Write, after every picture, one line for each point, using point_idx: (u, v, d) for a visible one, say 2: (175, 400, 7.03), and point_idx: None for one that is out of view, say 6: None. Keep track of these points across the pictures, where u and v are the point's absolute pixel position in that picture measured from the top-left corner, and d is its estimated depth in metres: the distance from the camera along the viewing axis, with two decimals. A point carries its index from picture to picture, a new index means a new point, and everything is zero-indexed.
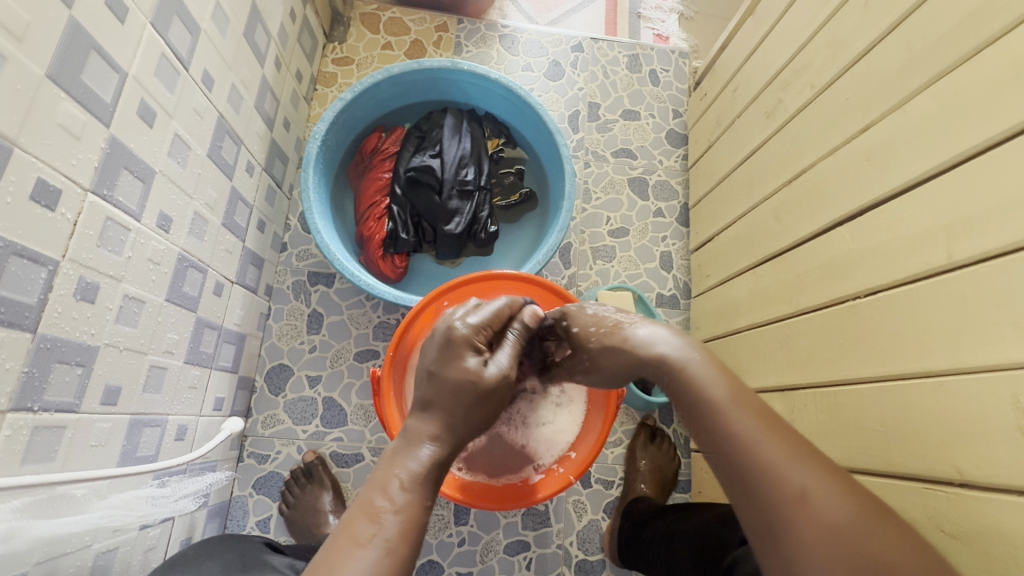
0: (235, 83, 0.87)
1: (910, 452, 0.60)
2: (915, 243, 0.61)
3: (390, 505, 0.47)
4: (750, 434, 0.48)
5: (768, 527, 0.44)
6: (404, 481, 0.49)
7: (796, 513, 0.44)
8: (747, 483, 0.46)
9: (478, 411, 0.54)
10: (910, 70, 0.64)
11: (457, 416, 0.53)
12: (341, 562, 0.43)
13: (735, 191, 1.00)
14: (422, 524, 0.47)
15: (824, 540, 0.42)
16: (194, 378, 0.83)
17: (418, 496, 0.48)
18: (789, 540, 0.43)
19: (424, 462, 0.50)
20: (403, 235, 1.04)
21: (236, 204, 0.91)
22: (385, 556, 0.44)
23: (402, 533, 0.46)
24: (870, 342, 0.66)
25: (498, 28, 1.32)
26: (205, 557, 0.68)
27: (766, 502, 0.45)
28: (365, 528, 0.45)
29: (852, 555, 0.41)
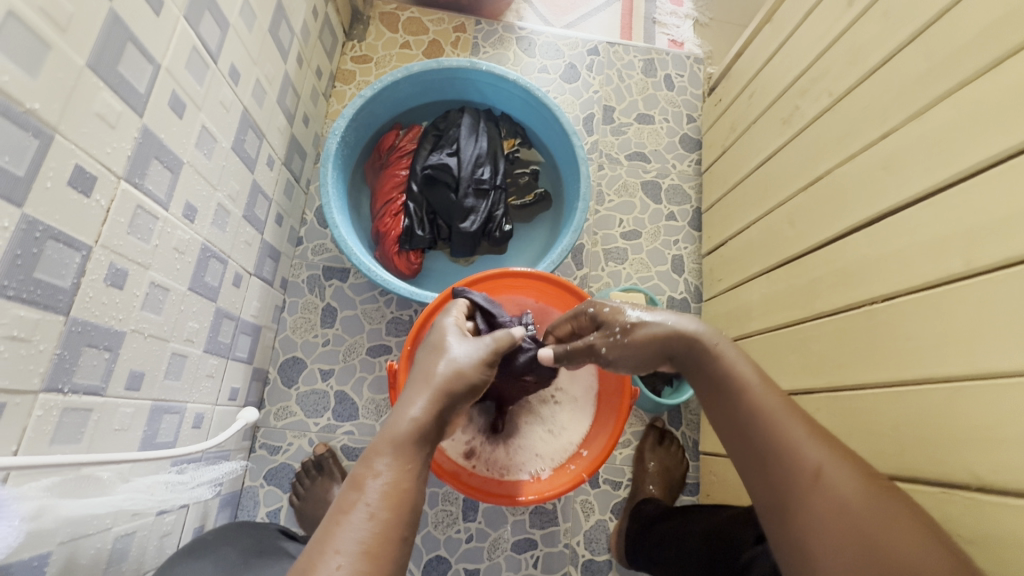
0: (259, 78, 0.88)
1: (927, 459, 0.60)
2: (933, 250, 0.62)
3: (371, 472, 0.47)
4: (771, 418, 0.53)
5: (781, 501, 0.49)
6: (385, 448, 0.48)
7: (807, 493, 0.48)
8: (765, 459, 0.51)
9: (462, 364, 0.56)
10: (930, 79, 0.65)
11: (441, 372, 0.55)
12: (325, 531, 0.43)
13: (749, 196, 1.01)
14: (406, 489, 0.47)
15: (836, 515, 0.46)
16: (211, 368, 0.84)
17: (400, 460, 0.48)
18: (801, 513, 0.48)
19: (405, 424, 0.50)
20: (418, 231, 1.05)
21: (256, 197, 0.92)
22: (368, 520, 0.44)
23: (383, 498, 0.45)
24: (886, 348, 0.66)
25: (515, 31, 1.33)
26: (223, 543, 0.69)
27: (779, 480, 0.50)
28: (349, 495, 0.45)
29: (853, 533, 0.45)
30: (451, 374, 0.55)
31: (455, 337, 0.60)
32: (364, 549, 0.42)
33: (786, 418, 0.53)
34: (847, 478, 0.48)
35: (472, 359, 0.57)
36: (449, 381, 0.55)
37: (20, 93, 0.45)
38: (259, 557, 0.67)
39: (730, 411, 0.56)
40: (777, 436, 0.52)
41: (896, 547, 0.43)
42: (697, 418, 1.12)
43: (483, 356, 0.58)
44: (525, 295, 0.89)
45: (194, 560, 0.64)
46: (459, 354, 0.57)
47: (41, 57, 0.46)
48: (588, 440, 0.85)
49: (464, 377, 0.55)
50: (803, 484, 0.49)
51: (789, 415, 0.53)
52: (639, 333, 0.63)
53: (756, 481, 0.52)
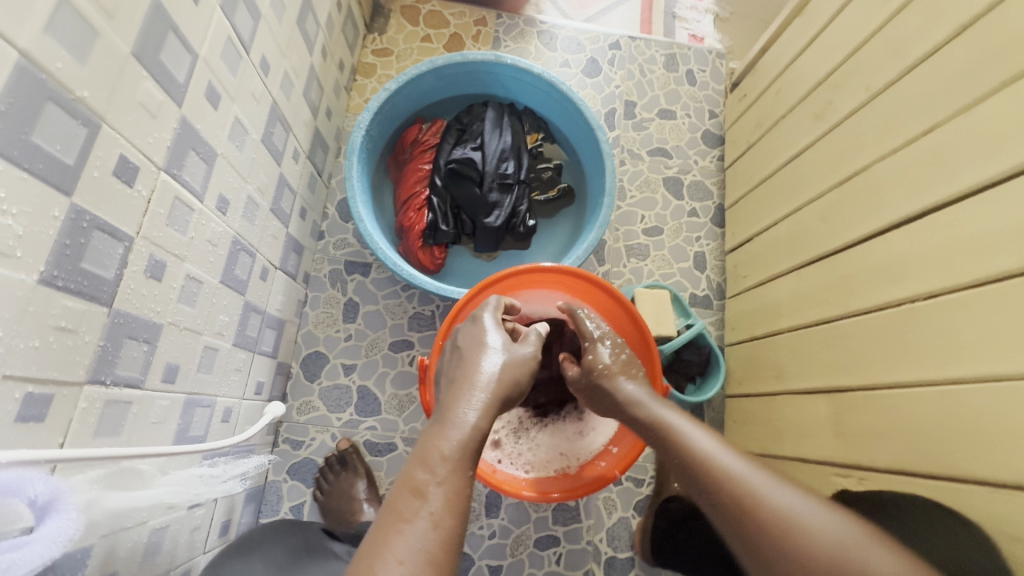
0: (287, 71, 0.87)
1: (974, 458, 0.59)
2: (979, 247, 0.61)
3: (433, 478, 0.46)
4: (681, 434, 0.59)
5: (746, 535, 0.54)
6: (441, 457, 0.48)
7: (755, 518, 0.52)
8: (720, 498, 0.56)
9: (509, 371, 0.58)
10: (977, 74, 0.64)
11: (493, 375, 0.57)
12: (386, 537, 0.42)
13: (777, 191, 1.00)
14: (466, 496, 0.46)
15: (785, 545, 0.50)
16: (240, 362, 0.84)
17: (460, 468, 0.47)
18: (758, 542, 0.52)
19: (462, 434, 0.50)
20: (442, 226, 1.04)
21: (282, 190, 0.92)
22: (432, 529, 0.43)
23: (446, 506, 0.45)
24: (929, 346, 0.65)
25: (536, 24, 1.32)
26: (270, 541, 0.69)
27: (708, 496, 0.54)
28: (409, 502, 0.44)
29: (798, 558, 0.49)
30: (502, 384, 0.56)
31: (499, 338, 0.62)
32: (428, 558, 0.42)
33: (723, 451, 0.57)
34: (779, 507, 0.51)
35: (516, 362, 0.60)
36: (502, 389, 0.56)
37: (70, 80, 0.44)
38: (309, 557, 0.67)
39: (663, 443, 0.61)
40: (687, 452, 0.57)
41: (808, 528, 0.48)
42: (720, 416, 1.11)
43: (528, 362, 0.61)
44: (550, 291, 0.89)
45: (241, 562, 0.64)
46: (508, 358, 0.59)
47: (90, 45, 0.46)
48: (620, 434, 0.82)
49: (514, 383, 0.58)
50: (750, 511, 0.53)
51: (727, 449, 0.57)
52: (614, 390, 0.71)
53: None
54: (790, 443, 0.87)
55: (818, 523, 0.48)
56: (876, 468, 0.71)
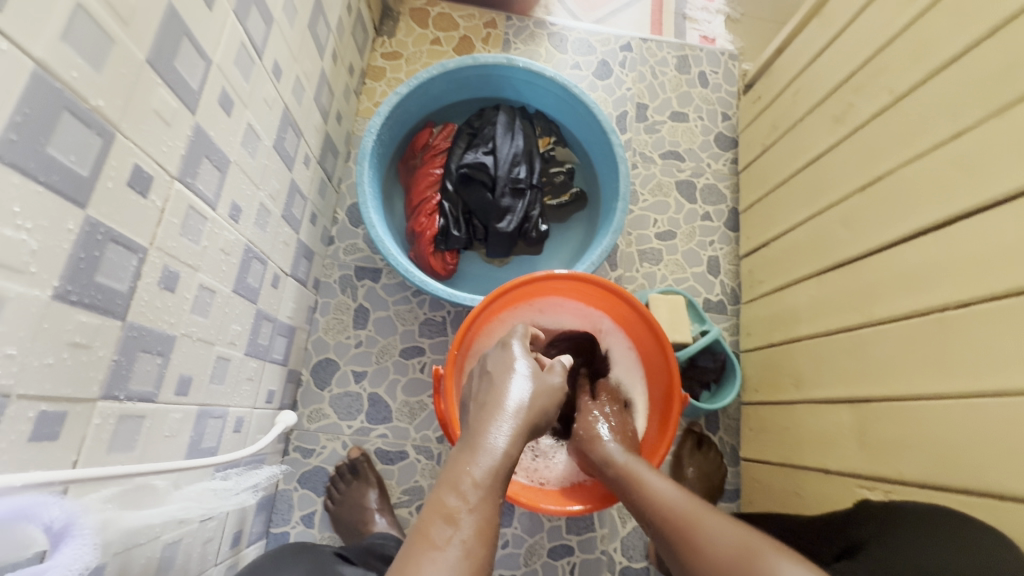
0: (299, 75, 0.86)
1: (1009, 473, 0.57)
2: (1015, 255, 0.59)
3: (464, 505, 0.46)
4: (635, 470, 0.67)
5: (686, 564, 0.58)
6: (471, 482, 0.47)
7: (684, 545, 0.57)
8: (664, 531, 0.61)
9: (537, 398, 0.57)
10: (1010, 77, 0.62)
11: (523, 403, 0.56)
12: (418, 564, 0.41)
13: (795, 196, 0.98)
14: (495, 526, 0.46)
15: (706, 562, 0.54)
16: (251, 371, 0.83)
17: (490, 496, 0.47)
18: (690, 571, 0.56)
19: (490, 461, 0.49)
20: (454, 231, 1.03)
21: (294, 196, 0.91)
22: (463, 558, 0.42)
23: (477, 534, 0.44)
24: (961, 357, 0.63)
25: (547, 26, 1.31)
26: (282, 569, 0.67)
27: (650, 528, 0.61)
28: (440, 530, 0.44)
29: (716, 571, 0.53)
30: (529, 412, 0.55)
31: (527, 364, 0.62)
32: None
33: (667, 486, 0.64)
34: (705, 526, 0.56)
35: (547, 392, 0.59)
36: (530, 416, 0.55)
37: (85, 89, 0.43)
38: None
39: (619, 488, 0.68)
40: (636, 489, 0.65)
41: (711, 538, 0.54)
42: (736, 423, 1.09)
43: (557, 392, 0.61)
44: (564, 298, 0.87)
45: None
46: (538, 386, 0.59)
47: (105, 53, 0.45)
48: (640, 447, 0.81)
49: (544, 412, 0.58)
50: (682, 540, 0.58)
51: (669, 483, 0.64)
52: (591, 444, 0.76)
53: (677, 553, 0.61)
54: (812, 453, 0.86)
55: (723, 533, 0.54)
56: (903, 480, 0.69)
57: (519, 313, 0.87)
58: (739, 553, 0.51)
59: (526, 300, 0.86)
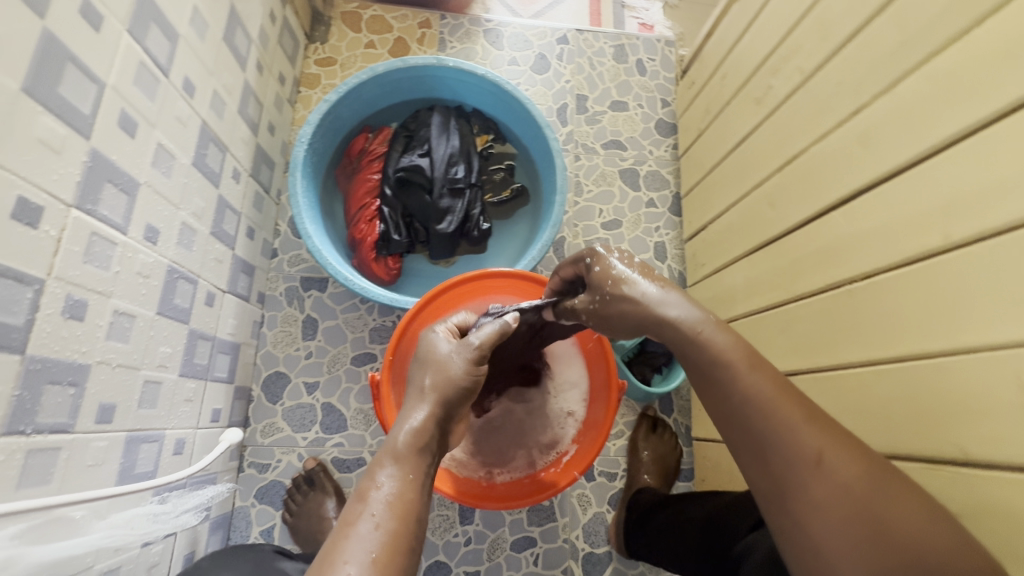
0: (217, 89, 0.85)
1: (914, 436, 0.59)
2: (904, 223, 0.61)
3: (377, 485, 0.50)
4: (734, 371, 0.52)
5: (783, 490, 0.47)
6: (387, 461, 0.53)
7: (809, 476, 0.46)
8: (761, 448, 0.49)
9: (455, 364, 0.61)
10: (897, 52, 0.64)
11: (429, 382, 0.60)
12: (337, 542, 0.46)
13: (726, 178, 1.00)
14: (410, 501, 0.50)
15: (839, 496, 0.45)
16: (189, 392, 0.82)
17: (402, 473, 0.52)
18: (802, 500, 0.46)
19: (408, 434, 0.55)
20: (394, 236, 1.03)
21: (224, 212, 0.90)
22: (375, 529, 0.47)
23: (389, 509, 0.49)
24: (868, 328, 0.65)
25: (482, 23, 1.30)
26: (221, 569, 0.68)
27: (771, 457, 0.48)
28: (355, 507, 0.49)
29: (859, 514, 0.44)
30: (443, 373, 0.60)
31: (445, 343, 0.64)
32: (373, 558, 0.45)
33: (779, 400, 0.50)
34: (848, 463, 0.46)
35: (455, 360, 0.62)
36: (447, 375, 0.60)
37: None
38: None
39: (720, 389, 0.52)
40: (777, 426, 0.48)
41: (845, 475, 0.46)
42: (688, 404, 1.12)
43: (465, 356, 0.62)
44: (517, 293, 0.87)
45: None
46: (453, 353, 0.62)
47: None
48: (584, 429, 0.84)
49: (450, 382, 0.60)
50: (802, 467, 0.47)
51: (782, 400, 0.50)
52: (614, 307, 0.61)
53: (750, 468, 0.50)
54: None
55: (851, 470, 0.46)
56: None
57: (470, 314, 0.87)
58: (872, 494, 0.45)
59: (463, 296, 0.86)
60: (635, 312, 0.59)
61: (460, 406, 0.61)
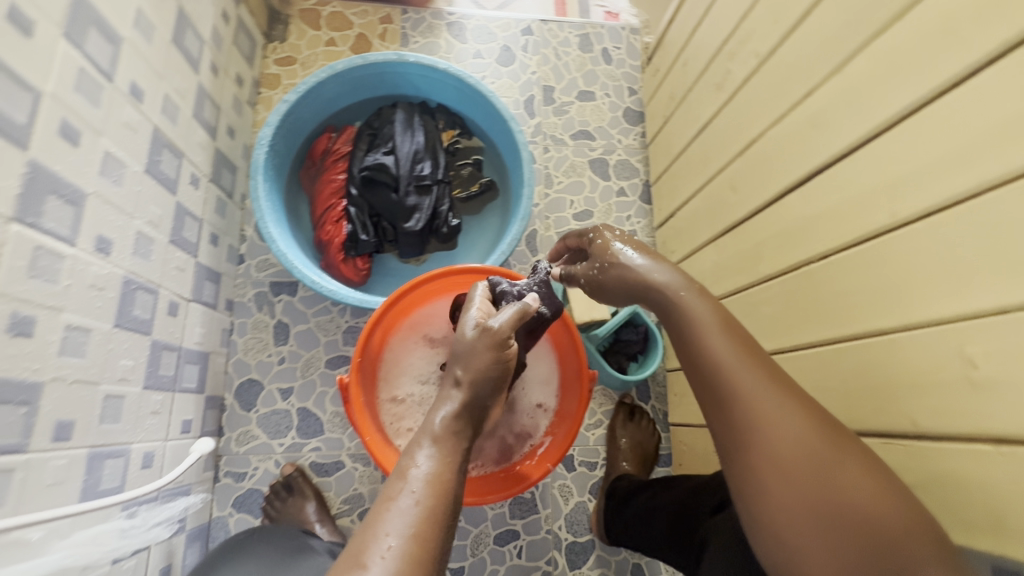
0: (169, 93, 0.83)
1: (871, 412, 0.60)
2: (855, 203, 0.62)
3: (415, 464, 0.51)
4: (703, 338, 0.54)
5: (740, 447, 0.48)
6: (425, 442, 0.54)
7: (762, 431, 0.47)
8: (722, 406, 0.50)
9: (482, 354, 0.59)
10: (844, 32, 0.64)
11: (460, 373, 0.59)
12: (377, 515, 0.47)
13: (691, 164, 1.01)
14: (449, 480, 0.51)
15: (792, 454, 0.46)
16: (156, 404, 0.81)
17: (440, 453, 0.53)
18: (754, 455, 0.47)
19: (445, 418, 0.55)
20: (362, 236, 1.02)
21: (183, 220, 0.88)
22: (415, 504, 0.48)
23: (428, 486, 0.50)
24: (825, 307, 0.66)
25: (445, 16, 1.29)
26: (262, 540, 0.77)
27: (732, 415, 0.50)
28: (395, 485, 0.50)
29: (808, 473, 0.45)
30: (474, 361, 0.59)
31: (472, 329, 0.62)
32: (413, 532, 0.46)
33: (743, 362, 0.51)
34: (805, 425, 0.47)
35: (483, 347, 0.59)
36: (476, 364, 0.59)
37: None
38: (295, 556, 0.74)
39: (693, 353, 0.54)
40: (737, 387, 0.50)
41: (799, 434, 0.46)
42: (664, 390, 1.13)
43: (490, 343, 0.60)
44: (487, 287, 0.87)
45: (239, 557, 0.73)
46: (476, 340, 0.60)
47: None
48: (558, 421, 0.85)
49: (484, 370, 0.59)
50: (756, 423, 0.48)
51: (746, 362, 0.51)
52: (611, 275, 0.64)
53: (714, 425, 0.51)
54: None
55: (808, 431, 0.46)
56: None
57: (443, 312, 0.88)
58: (827, 456, 0.45)
59: (433, 292, 0.87)
60: (629, 280, 0.62)
61: (495, 393, 0.60)
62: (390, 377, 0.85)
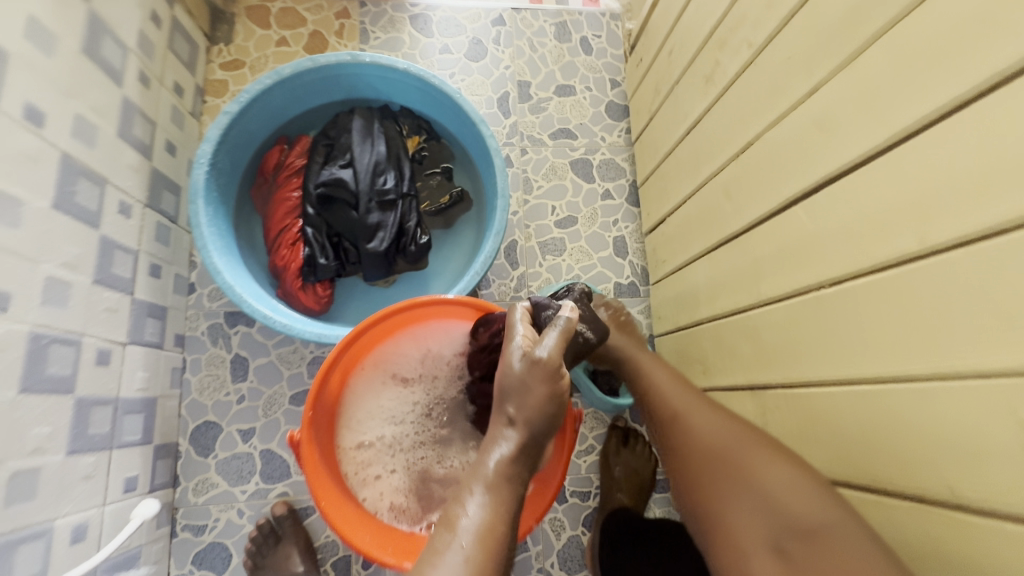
0: (81, 112, 0.72)
1: (898, 468, 0.51)
2: (873, 220, 0.52)
3: (462, 513, 0.48)
4: (646, 374, 0.75)
5: (674, 447, 0.67)
6: (476, 488, 0.50)
7: (684, 432, 0.67)
8: (661, 420, 0.70)
9: (534, 389, 0.53)
10: (853, 16, 0.54)
11: (513, 410, 0.53)
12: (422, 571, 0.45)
13: (681, 166, 0.92)
14: (501, 533, 0.48)
15: (705, 444, 0.64)
16: (88, 467, 0.71)
17: (493, 500, 0.49)
18: (683, 450, 0.66)
19: (497, 461, 0.51)
20: (321, 259, 0.92)
21: (112, 255, 0.77)
22: (464, 562, 0.45)
23: (476, 539, 0.46)
24: (839, 340, 0.57)
25: (407, 9, 1.18)
26: None
27: (667, 425, 0.69)
28: (443, 537, 0.47)
29: (716, 457, 0.63)
30: (528, 400, 0.52)
31: (521, 358, 0.55)
32: None
33: (671, 385, 0.72)
34: (712, 422, 0.66)
35: (538, 379, 0.53)
36: (531, 401, 0.52)
37: None
38: None
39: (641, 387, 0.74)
40: (667, 402, 0.70)
41: (709, 432, 0.65)
42: None
43: (542, 376, 0.53)
44: (463, 322, 0.79)
45: None
46: (525, 374, 0.53)
47: None
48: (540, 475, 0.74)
49: (541, 405, 0.52)
50: (678, 427, 0.67)
51: (673, 385, 0.72)
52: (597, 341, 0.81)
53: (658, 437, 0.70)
54: None
55: (716, 428, 0.65)
56: None
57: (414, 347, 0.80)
58: (726, 442, 0.63)
59: (407, 322, 0.78)
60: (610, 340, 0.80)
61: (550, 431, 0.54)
62: (354, 422, 0.77)
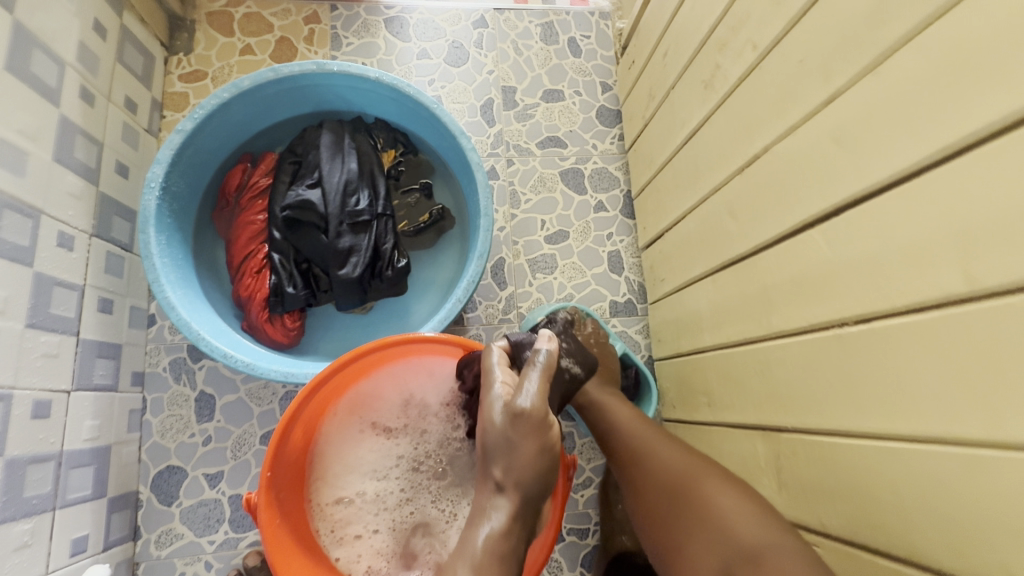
0: (5, 138, 0.64)
1: (945, 544, 0.43)
2: (907, 252, 0.45)
3: None
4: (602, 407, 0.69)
5: (630, 482, 0.63)
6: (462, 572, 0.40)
7: (636, 464, 0.63)
8: (616, 454, 0.66)
9: (523, 446, 0.45)
10: (878, 15, 0.46)
11: (501, 472, 0.45)
12: None
13: (679, 178, 0.84)
14: None
15: (656, 475, 0.60)
16: (24, 534, 0.64)
17: None
18: (638, 485, 0.62)
19: (489, 537, 0.42)
20: (288, 288, 0.84)
21: (50, 294, 0.70)
22: None
23: None
24: (869, 388, 0.49)
25: (381, 12, 1.10)
26: None
27: (622, 458, 0.65)
28: None
29: (666, 489, 0.59)
30: (517, 459, 0.44)
31: (503, 408, 0.47)
32: None
33: (623, 414, 0.68)
34: (664, 450, 0.62)
35: (528, 436, 0.45)
36: (521, 460, 0.45)
37: None
38: None
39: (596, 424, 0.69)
40: (619, 433, 0.67)
41: (660, 461, 0.61)
42: None
43: (530, 430, 0.45)
44: (446, 360, 0.71)
45: None
46: (512, 432, 0.46)
47: None
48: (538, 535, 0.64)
49: (533, 463, 0.44)
50: (632, 461, 0.64)
51: (625, 413, 0.68)
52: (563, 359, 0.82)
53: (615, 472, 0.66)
54: None
55: (670, 456, 0.61)
56: (827, 533, 0.56)
57: (392, 393, 0.73)
58: (677, 469, 0.59)
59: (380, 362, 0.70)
60: None
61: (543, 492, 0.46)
62: (333, 477, 0.70)
